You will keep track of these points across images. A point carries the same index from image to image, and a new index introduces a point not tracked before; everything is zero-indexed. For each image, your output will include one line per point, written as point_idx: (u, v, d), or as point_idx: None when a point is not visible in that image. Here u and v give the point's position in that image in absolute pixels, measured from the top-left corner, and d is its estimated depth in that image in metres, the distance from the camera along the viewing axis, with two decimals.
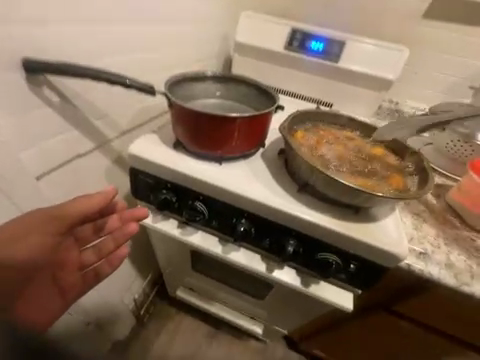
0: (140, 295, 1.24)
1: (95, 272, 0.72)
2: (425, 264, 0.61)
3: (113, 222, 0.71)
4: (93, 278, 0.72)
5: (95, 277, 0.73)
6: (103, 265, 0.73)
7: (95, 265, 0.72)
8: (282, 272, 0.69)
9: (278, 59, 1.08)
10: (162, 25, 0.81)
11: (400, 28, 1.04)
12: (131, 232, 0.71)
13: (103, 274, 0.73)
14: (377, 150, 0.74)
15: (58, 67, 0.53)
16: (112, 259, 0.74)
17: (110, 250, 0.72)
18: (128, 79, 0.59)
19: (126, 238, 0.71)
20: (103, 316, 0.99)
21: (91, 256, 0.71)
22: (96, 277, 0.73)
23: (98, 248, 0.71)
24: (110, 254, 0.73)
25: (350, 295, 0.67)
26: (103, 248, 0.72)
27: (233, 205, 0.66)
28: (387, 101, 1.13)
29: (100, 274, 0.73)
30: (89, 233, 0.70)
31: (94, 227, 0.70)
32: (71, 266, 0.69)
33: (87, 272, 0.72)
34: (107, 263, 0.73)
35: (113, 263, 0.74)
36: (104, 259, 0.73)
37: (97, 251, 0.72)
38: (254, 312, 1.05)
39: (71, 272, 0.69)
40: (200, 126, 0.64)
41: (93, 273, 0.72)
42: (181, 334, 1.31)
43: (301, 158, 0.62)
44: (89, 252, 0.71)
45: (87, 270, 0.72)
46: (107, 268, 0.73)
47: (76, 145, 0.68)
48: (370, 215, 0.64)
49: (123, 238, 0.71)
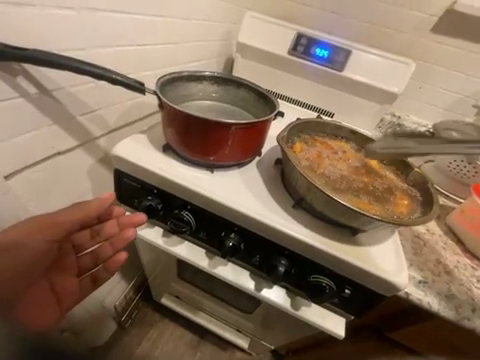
0: (121, 300, 1.16)
1: (93, 277, 0.71)
2: (424, 293, 0.57)
3: (112, 227, 0.66)
4: (90, 283, 0.71)
5: (93, 282, 0.71)
6: (100, 270, 0.71)
7: (92, 271, 0.71)
8: (271, 291, 0.64)
9: (280, 63, 1.04)
10: (159, 19, 0.76)
11: (408, 40, 1.01)
12: (127, 239, 0.65)
13: (101, 280, 0.72)
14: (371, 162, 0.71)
15: (32, 55, 0.47)
16: (109, 266, 0.71)
17: (108, 256, 0.70)
18: (115, 74, 0.54)
19: (123, 244, 0.67)
20: (80, 323, 0.94)
21: (89, 262, 0.70)
22: (94, 283, 0.71)
23: (96, 254, 0.70)
24: (107, 261, 0.70)
25: (343, 320, 0.63)
26: (101, 254, 0.70)
27: (223, 218, 0.61)
28: (389, 114, 1.10)
29: (98, 280, 0.72)
30: (86, 239, 0.68)
31: (91, 233, 0.68)
32: (69, 273, 0.65)
33: (85, 278, 0.70)
34: (104, 269, 0.71)
35: (110, 269, 0.72)
36: (101, 265, 0.71)
37: (94, 257, 0.70)
38: (240, 326, 0.99)
39: (69, 279, 0.65)
40: (191, 130, 0.59)
41: (91, 278, 0.71)
42: (163, 343, 1.24)
43: (298, 173, 0.58)
44: (86, 258, 0.69)
45: (84, 275, 0.70)
46: (104, 274, 0.72)
47: (56, 142, 0.62)
48: (367, 238, 0.61)
49: (121, 245, 0.67)
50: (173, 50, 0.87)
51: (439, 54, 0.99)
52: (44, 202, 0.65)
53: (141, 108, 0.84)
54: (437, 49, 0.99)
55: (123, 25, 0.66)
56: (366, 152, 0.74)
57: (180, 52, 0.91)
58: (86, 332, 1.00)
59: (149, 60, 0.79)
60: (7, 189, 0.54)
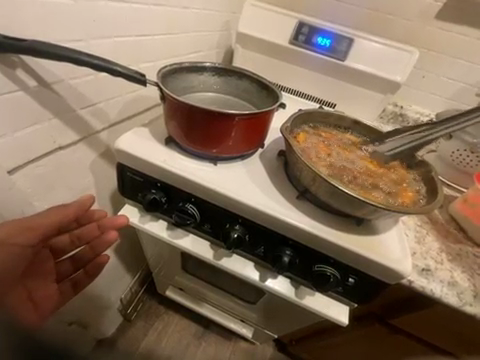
0: (126, 293, 1.18)
1: (73, 282, 0.72)
2: (428, 281, 0.58)
3: (92, 231, 0.68)
4: (71, 289, 0.72)
5: (73, 287, 0.73)
6: (81, 275, 0.74)
7: (72, 276, 0.73)
8: (276, 281, 0.65)
9: (281, 53, 1.02)
10: (157, 8, 0.74)
11: (411, 28, 0.99)
12: (111, 240, 0.70)
13: (81, 284, 0.74)
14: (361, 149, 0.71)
15: (30, 45, 0.45)
16: (90, 269, 0.75)
17: (89, 260, 0.73)
18: (115, 65, 0.52)
19: (105, 247, 0.71)
20: (86, 315, 0.96)
21: (68, 267, 0.71)
22: (74, 288, 0.73)
23: (77, 259, 0.72)
24: (88, 265, 0.74)
25: (346, 308, 0.64)
26: (82, 258, 0.72)
27: (227, 210, 0.61)
28: (392, 105, 1.09)
29: (78, 284, 0.74)
30: (65, 244, 0.68)
31: (71, 238, 0.68)
32: (48, 277, 0.65)
33: (64, 284, 0.71)
34: (85, 273, 0.74)
35: (91, 273, 0.75)
36: (82, 270, 0.74)
37: (75, 262, 0.72)
38: (244, 315, 1.01)
39: (48, 284, 0.65)
40: (193, 122, 0.58)
41: (71, 283, 0.72)
42: (169, 334, 1.26)
43: (302, 163, 0.57)
44: (65, 263, 0.71)
45: (64, 281, 0.71)
46: (85, 278, 0.75)
47: (58, 137, 0.62)
48: (371, 228, 0.61)
49: (102, 248, 0.71)
50: (171, 40, 0.85)
51: (443, 42, 0.97)
52: (49, 197, 0.65)
53: (141, 101, 0.83)
54: (441, 36, 0.97)
55: (121, 15, 0.65)
56: (366, 141, 0.73)
57: (179, 42, 0.89)
58: (92, 324, 1.02)
59: (147, 52, 0.77)
60: (12, 184, 0.54)
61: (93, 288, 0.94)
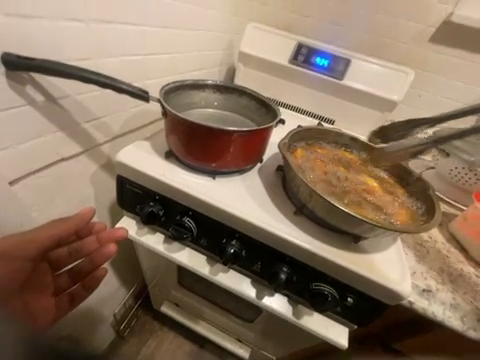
0: (120, 308, 1.14)
1: (70, 296, 0.70)
2: (429, 303, 0.56)
3: (90, 243, 0.66)
4: (68, 303, 0.70)
5: (70, 302, 0.70)
6: (78, 288, 0.71)
7: (70, 290, 0.70)
8: (273, 298, 0.63)
9: (281, 72, 1.06)
10: (163, 29, 0.79)
11: (406, 50, 1.03)
12: (110, 255, 0.66)
13: (78, 299, 0.72)
14: (358, 166, 0.72)
15: (41, 64, 0.48)
16: (89, 282, 0.72)
17: (88, 273, 0.71)
18: (121, 83, 0.55)
19: (104, 260, 0.68)
20: (81, 331, 0.93)
21: (66, 280, 0.70)
22: (71, 303, 0.71)
23: (75, 271, 0.71)
24: (86, 277, 0.72)
25: (345, 329, 0.62)
26: (81, 270, 0.71)
27: (224, 224, 0.61)
28: (390, 121, 1.09)
29: (75, 299, 0.71)
30: (63, 257, 0.67)
31: (69, 251, 0.67)
32: (46, 291, 0.64)
33: (62, 297, 0.69)
34: (83, 288, 0.72)
35: (89, 287, 0.72)
36: (80, 283, 0.72)
37: (73, 275, 0.71)
38: (241, 334, 0.97)
39: (45, 298, 0.64)
40: (193, 137, 0.60)
41: (68, 297, 0.70)
42: (162, 353, 1.21)
43: (299, 179, 0.58)
44: (63, 276, 0.69)
45: (61, 295, 0.69)
46: (83, 292, 0.72)
47: (62, 149, 0.63)
48: (369, 245, 0.60)
49: (101, 261, 0.68)
50: (176, 58, 0.89)
51: (437, 63, 1.01)
52: (48, 208, 0.65)
53: (144, 115, 0.85)
54: (436, 58, 1.01)
55: (129, 36, 0.69)
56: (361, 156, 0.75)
57: (183, 59, 0.93)
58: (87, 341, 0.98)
59: (152, 70, 0.81)
60: (12, 195, 0.55)
61: (87, 302, 0.92)
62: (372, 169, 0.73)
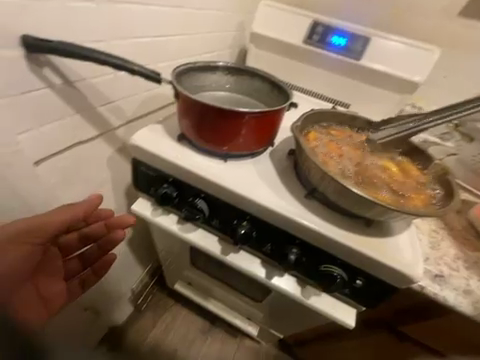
0: (137, 284, 1.22)
1: (81, 280, 0.76)
2: (441, 288, 0.56)
3: (98, 230, 0.73)
4: (78, 286, 0.76)
5: (81, 285, 0.76)
6: (88, 272, 0.78)
7: (80, 274, 0.77)
8: (282, 279, 0.65)
9: (295, 53, 1.02)
10: (173, 9, 0.77)
11: (432, 26, 0.95)
12: (118, 239, 0.74)
13: (88, 283, 0.78)
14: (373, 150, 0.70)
15: (58, 46, 0.49)
16: (98, 269, 0.78)
17: (96, 258, 0.78)
18: (135, 65, 0.55)
19: (112, 245, 0.76)
20: (101, 302, 1.02)
21: (76, 265, 0.76)
22: (82, 287, 0.77)
23: (84, 257, 0.77)
24: (95, 263, 0.78)
25: (353, 310, 0.63)
26: (90, 256, 0.77)
27: (235, 206, 0.62)
28: (410, 104, 1.03)
29: (85, 282, 0.77)
30: (73, 243, 0.72)
31: (78, 237, 0.72)
32: (57, 276, 0.66)
33: (73, 281, 0.75)
34: (93, 272, 0.78)
35: (98, 272, 0.79)
36: (90, 267, 0.78)
37: (82, 260, 0.76)
38: (250, 313, 1.01)
39: (57, 282, 0.67)
40: (205, 119, 0.60)
41: (79, 281, 0.76)
42: (176, 328, 1.29)
43: (312, 161, 0.57)
44: (73, 261, 0.75)
45: (72, 279, 0.75)
46: (92, 277, 0.78)
47: (79, 132, 0.66)
48: (381, 230, 0.60)
49: (109, 247, 0.76)
50: (186, 40, 0.88)
51: (466, 39, 0.93)
52: (69, 189, 0.69)
53: (156, 99, 0.86)
54: (465, 34, 0.92)
55: (140, 17, 0.68)
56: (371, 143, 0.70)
57: (194, 42, 0.91)
58: (105, 312, 1.08)
59: (163, 52, 0.80)
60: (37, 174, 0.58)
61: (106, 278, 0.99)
62: (387, 153, 0.70)
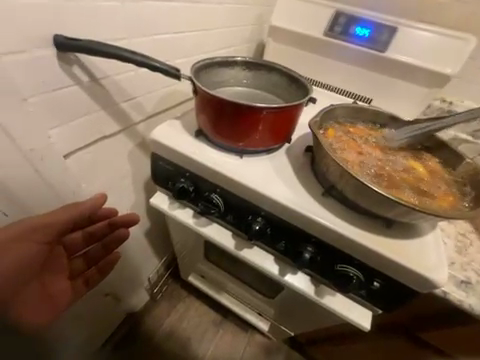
0: (154, 274, 1.28)
1: (85, 279, 0.78)
2: (467, 295, 0.53)
3: (102, 229, 0.79)
4: (83, 286, 0.77)
5: (85, 284, 0.78)
6: (93, 271, 0.81)
7: (85, 273, 0.79)
8: (295, 276, 0.65)
9: (315, 46, 0.98)
10: (194, 5, 0.77)
11: (470, 12, 0.87)
12: (122, 236, 0.81)
13: (92, 282, 0.80)
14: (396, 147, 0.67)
15: (87, 46, 0.52)
16: (102, 267, 0.82)
17: (100, 257, 0.83)
18: (157, 63, 0.57)
19: (115, 243, 0.82)
20: (121, 288, 1.08)
21: (81, 264, 0.79)
22: (86, 285, 0.78)
23: (88, 256, 0.81)
24: (100, 261, 0.83)
25: (368, 313, 0.61)
26: (95, 254, 0.82)
27: (250, 202, 0.62)
28: (439, 98, 0.95)
29: (90, 281, 0.79)
30: (77, 242, 0.77)
31: (83, 235, 0.77)
32: (61, 273, 0.71)
33: (77, 281, 0.76)
34: (97, 271, 0.81)
35: (103, 270, 0.82)
36: (94, 266, 0.82)
37: (87, 259, 0.80)
38: (262, 309, 1.02)
39: (63, 280, 0.71)
40: (222, 115, 0.60)
41: (83, 281, 0.78)
42: (189, 318, 1.34)
43: (330, 159, 0.55)
44: (78, 260, 0.79)
45: (76, 278, 0.77)
46: (96, 276, 0.81)
47: (103, 127, 0.69)
48: (402, 231, 0.57)
49: (113, 244, 0.82)
50: (205, 35, 0.88)
51: None
52: (94, 181, 0.73)
53: (174, 95, 0.88)
54: None
55: (162, 14, 0.69)
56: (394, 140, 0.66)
57: (212, 37, 0.91)
58: (126, 298, 1.15)
59: (183, 48, 0.82)
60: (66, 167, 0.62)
61: (125, 266, 1.04)
62: (411, 151, 0.67)
